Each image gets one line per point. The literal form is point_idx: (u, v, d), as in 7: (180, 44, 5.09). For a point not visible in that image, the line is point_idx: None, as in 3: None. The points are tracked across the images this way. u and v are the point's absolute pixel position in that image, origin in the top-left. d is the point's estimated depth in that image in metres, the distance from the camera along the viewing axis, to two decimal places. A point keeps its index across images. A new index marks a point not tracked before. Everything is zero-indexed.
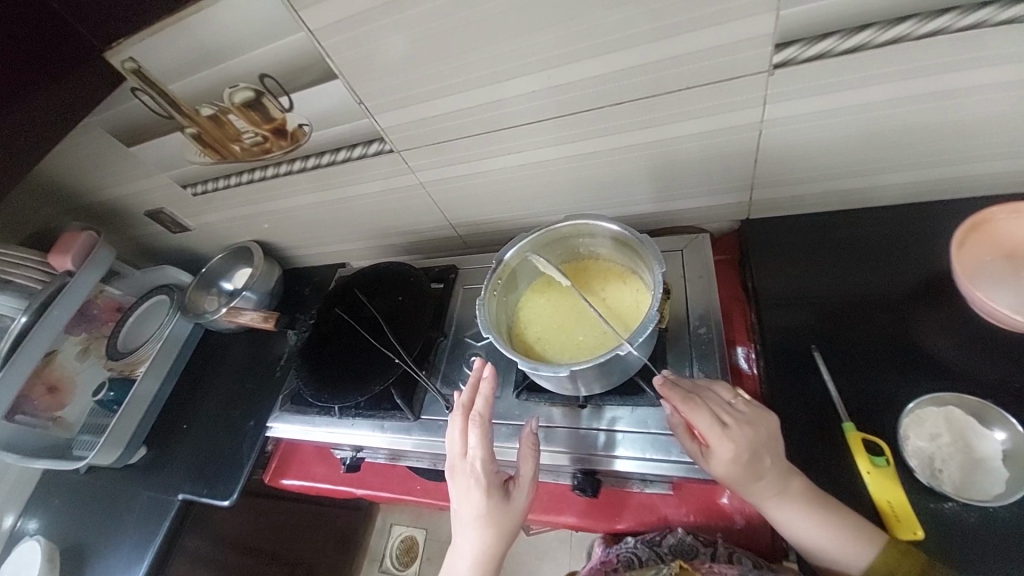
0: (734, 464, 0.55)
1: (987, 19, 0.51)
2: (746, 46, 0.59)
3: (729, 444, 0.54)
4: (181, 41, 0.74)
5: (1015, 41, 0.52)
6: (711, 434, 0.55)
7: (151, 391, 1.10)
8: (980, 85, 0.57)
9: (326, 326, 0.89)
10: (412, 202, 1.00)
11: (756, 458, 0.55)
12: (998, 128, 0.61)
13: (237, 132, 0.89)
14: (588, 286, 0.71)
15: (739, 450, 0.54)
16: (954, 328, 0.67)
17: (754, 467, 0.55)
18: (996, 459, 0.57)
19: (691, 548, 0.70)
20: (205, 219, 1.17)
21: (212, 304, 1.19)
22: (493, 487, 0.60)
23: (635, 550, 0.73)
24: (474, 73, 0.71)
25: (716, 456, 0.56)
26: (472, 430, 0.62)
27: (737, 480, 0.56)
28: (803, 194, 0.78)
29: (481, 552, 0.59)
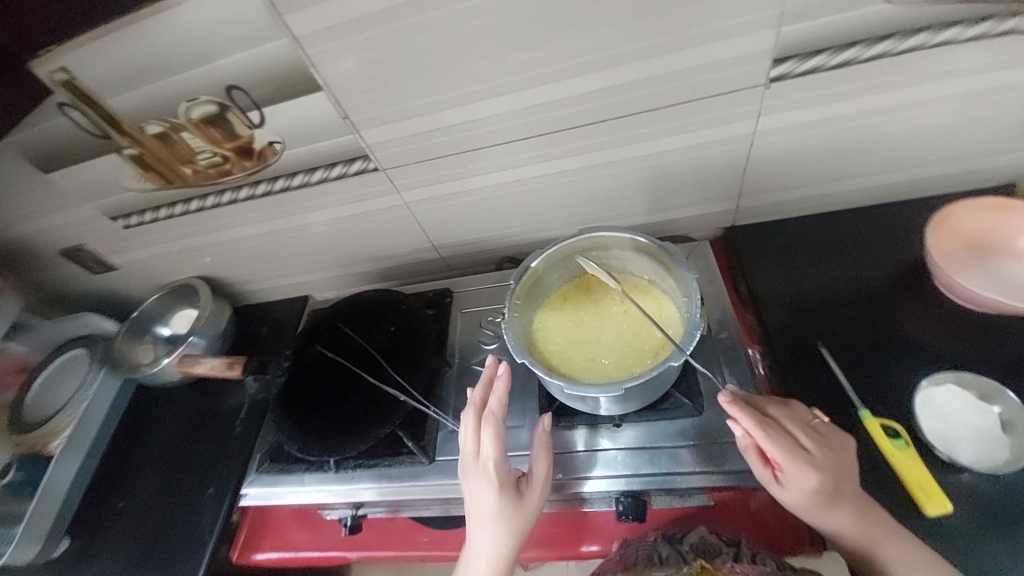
0: (812, 494, 0.52)
1: (932, 40, 0.61)
2: (741, 62, 0.64)
3: (810, 471, 0.52)
4: (136, 47, 0.66)
5: (941, 63, 0.63)
6: (790, 462, 0.52)
7: (69, 475, 0.91)
8: (918, 99, 0.67)
9: (308, 367, 0.80)
10: (391, 226, 0.91)
11: (835, 485, 0.52)
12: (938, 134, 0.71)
13: (190, 152, 0.78)
14: (605, 301, 0.69)
15: (820, 479, 0.52)
16: (937, 313, 0.72)
17: (834, 495, 0.52)
18: (998, 432, 0.60)
19: (714, 548, 0.63)
20: (138, 255, 1.01)
21: (147, 354, 1.02)
22: (507, 487, 0.58)
23: (655, 547, 0.65)
24: (475, 86, 0.68)
25: (794, 486, 0.53)
26: (486, 429, 0.59)
27: (813, 509, 0.53)
28: (782, 200, 0.84)
29: (495, 553, 0.57)
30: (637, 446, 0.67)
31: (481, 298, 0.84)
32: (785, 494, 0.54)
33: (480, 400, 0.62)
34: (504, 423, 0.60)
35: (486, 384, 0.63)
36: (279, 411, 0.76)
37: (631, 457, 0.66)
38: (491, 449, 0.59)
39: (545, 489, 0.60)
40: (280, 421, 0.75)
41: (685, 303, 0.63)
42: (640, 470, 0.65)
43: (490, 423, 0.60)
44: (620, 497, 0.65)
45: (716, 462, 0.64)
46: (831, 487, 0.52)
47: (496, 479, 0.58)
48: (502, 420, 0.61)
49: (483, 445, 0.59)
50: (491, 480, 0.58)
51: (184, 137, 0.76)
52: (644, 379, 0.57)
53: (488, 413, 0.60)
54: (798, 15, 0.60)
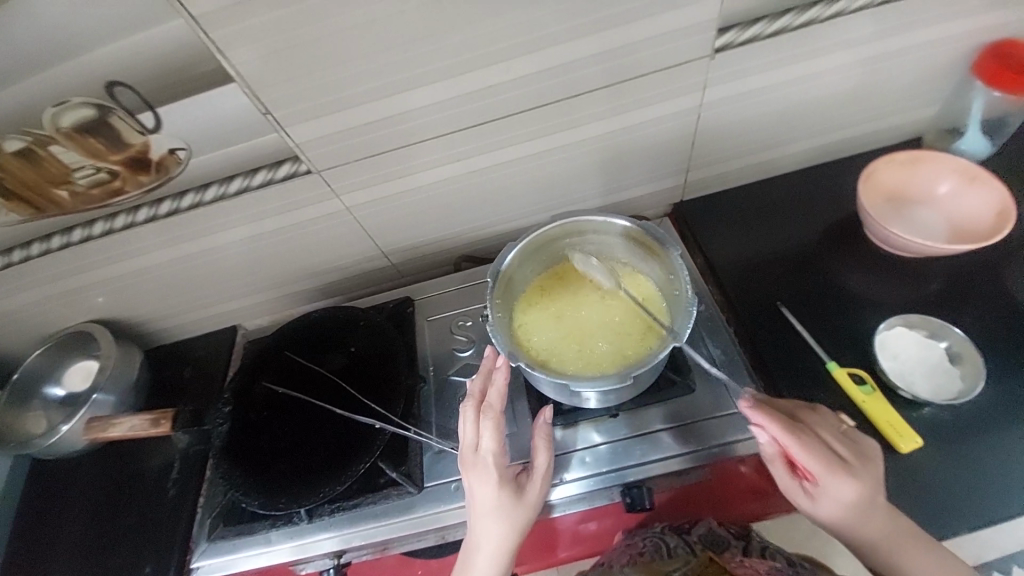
0: (848, 506, 0.52)
1: (847, 7, 0.66)
2: (690, 32, 0.63)
3: (847, 485, 0.52)
4: None
5: (853, 29, 0.68)
6: (828, 476, 0.52)
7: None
8: (832, 66, 0.72)
9: (258, 408, 0.69)
10: (332, 235, 0.81)
11: (872, 498, 0.52)
12: (851, 97, 0.78)
13: (64, 171, 0.63)
14: (583, 290, 0.67)
15: (855, 490, 0.52)
16: (873, 264, 0.78)
17: (868, 506, 0.53)
18: (945, 364, 0.67)
19: (721, 539, 0.66)
20: (5, 303, 0.81)
21: (38, 421, 0.85)
22: (508, 481, 0.54)
23: (663, 536, 0.66)
24: (421, 69, 0.61)
25: (828, 500, 0.53)
26: (485, 421, 0.55)
27: (846, 521, 0.53)
28: (726, 171, 0.87)
29: (495, 549, 0.53)
30: (635, 435, 0.65)
31: (446, 302, 0.80)
32: (818, 506, 0.54)
33: (479, 392, 0.57)
34: (503, 416, 0.55)
35: (484, 375, 0.58)
36: (227, 464, 0.64)
37: (632, 447, 0.65)
38: (490, 442, 0.54)
39: (546, 482, 0.56)
40: (231, 478, 0.63)
41: (669, 281, 0.64)
42: (648, 458, 0.64)
43: (489, 415, 0.55)
44: (627, 487, 0.63)
45: (714, 437, 0.64)
46: (865, 498, 0.52)
47: (496, 473, 0.53)
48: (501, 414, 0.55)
49: (481, 438, 0.54)
50: (490, 474, 0.53)
51: (54, 150, 0.61)
52: (650, 366, 0.55)
53: (487, 406, 0.55)
54: None
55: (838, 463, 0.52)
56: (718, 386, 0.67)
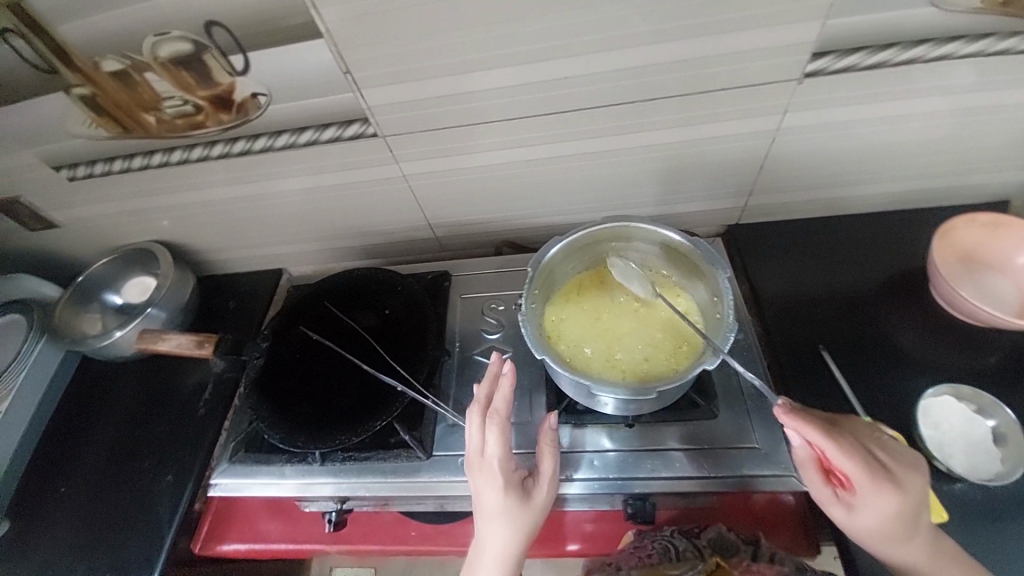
0: (891, 516, 0.50)
1: (957, 50, 0.61)
2: (782, 53, 0.61)
3: (891, 499, 0.49)
4: None
5: (961, 75, 0.64)
6: (869, 487, 0.50)
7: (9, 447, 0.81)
8: (927, 111, 0.68)
9: (291, 350, 0.73)
10: (385, 199, 0.83)
11: (914, 509, 0.50)
12: (941, 146, 0.73)
13: (155, 98, 0.67)
14: (624, 296, 0.67)
15: (900, 507, 0.50)
16: (930, 324, 0.74)
17: (910, 524, 0.50)
18: (988, 442, 0.63)
19: (732, 544, 0.63)
20: (84, 212, 0.88)
21: (93, 324, 0.92)
22: (514, 486, 0.55)
23: (671, 539, 0.64)
24: (500, 51, 0.61)
25: (868, 510, 0.51)
26: (490, 428, 0.56)
27: (884, 536, 0.51)
28: (789, 202, 0.84)
29: (501, 551, 0.54)
30: (646, 448, 0.65)
31: (482, 283, 0.81)
32: (853, 517, 0.52)
33: (485, 398, 0.59)
34: (509, 422, 0.57)
35: (491, 380, 0.60)
36: (256, 396, 0.68)
37: (644, 460, 0.65)
38: (495, 448, 0.56)
39: (552, 488, 0.58)
40: (259, 410, 0.67)
41: (710, 302, 0.63)
42: (657, 474, 0.63)
43: (495, 421, 0.57)
44: (631, 498, 0.64)
45: (728, 467, 0.63)
46: (909, 516, 0.50)
47: (502, 478, 0.55)
48: (507, 419, 0.57)
49: (487, 444, 0.56)
50: (495, 479, 0.55)
51: (148, 79, 0.65)
52: (679, 382, 0.55)
53: (492, 411, 0.57)
54: (849, 8, 0.57)
55: (878, 468, 0.50)
56: (739, 416, 0.66)
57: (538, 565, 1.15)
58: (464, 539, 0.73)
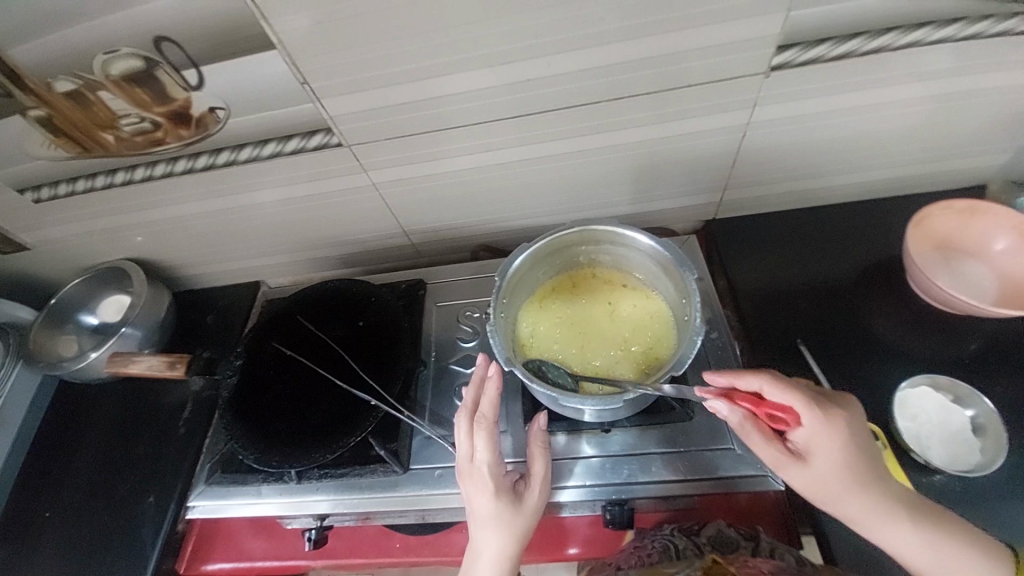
0: (844, 456, 0.51)
1: (923, 38, 0.60)
2: (747, 47, 0.60)
3: (836, 429, 0.51)
4: None
5: (929, 63, 0.63)
6: (814, 421, 0.51)
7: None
8: (897, 100, 0.67)
9: (264, 367, 0.72)
10: (357, 208, 0.82)
11: (862, 446, 0.52)
12: (914, 134, 0.72)
13: (111, 117, 0.65)
14: (597, 296, 0.67)
15: (846, 436, 0.51)
16: (908, 314, 0.74)
17: (861, 459, 0.51)
18: (966, 431, 0.63)
19: (731, 540, 0.64)
20: (53, 233, 0.87)
21: (69, 345, 0.91)
22: (504, 490, 0.55)
23: (672, 538, 0.66)
24: (459, 56, 0.60)
25: (822, 447, 0.51)
26: (479, 434, 0.55)
27: (845, 479, 0.51)
28: (765, 195, 0.83)
29: (495, 556, 0.54)
30: (623, 452, 0.65)
31: (458, 290, 0.80)
32: (813, 468, 0.52)
33: (471, 402, 0.57)
34: (497, 426, 0.56)
35: (476, 384, 0.59)
36: (230, 416, 0.67)
37: (621, 465, 0.64)
38: (484, 454, 0.55)
39: (544, 489, 0.58)
40: (232, 431, 0.66)
41: (681, 303, 0.62)
42: (635, 479, 0.63)
43: (483, 427, 0.55)
44: (609, 504, 0.63)
45: (705, 469, 0.62)
46: (858, 449, 0.51)
47: (492, 483, 0.55)
48: (494, 424, 0.56)
49: (475, 450, 0.55)
50: (485, 485, 0.55)
51: (103, 97, 0.63)
52: (649, 390, 0.54)
53: (479, 416, 0.56)
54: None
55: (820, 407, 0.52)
56: (717, 416, 0.66)
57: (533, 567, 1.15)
58: (448, 548, 0.73)
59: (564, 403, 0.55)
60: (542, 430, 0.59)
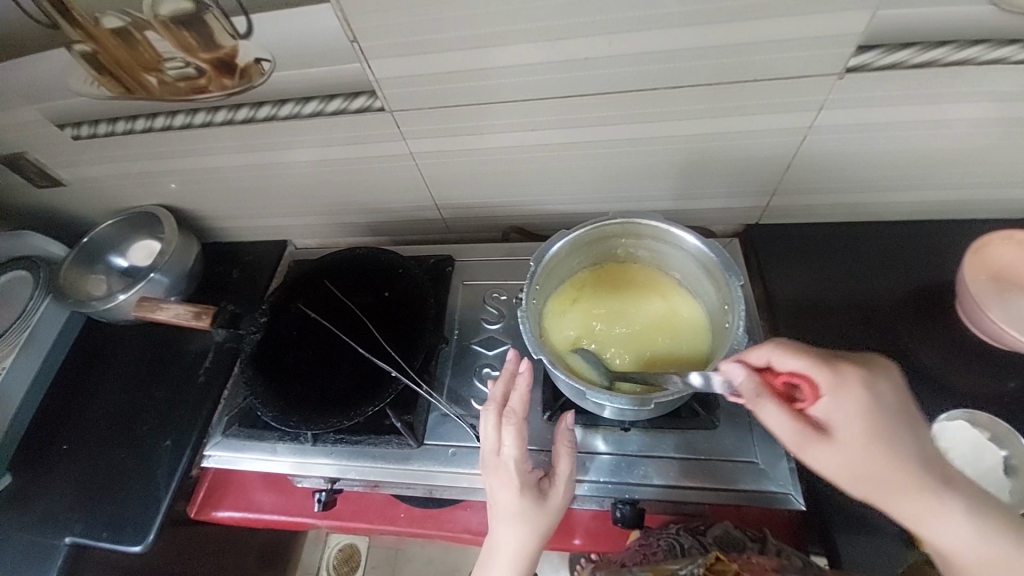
0: (868, 418, 0.44)
1: (1011, 55, 0.56)
2: (824, 45, 0.56)
3: (853, 389, 0.45)
4: None
5: (1019, 81, 0.58)
6: (833, 381, 0.46)
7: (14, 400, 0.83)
8: (976, 118, 0.63)
9: (289, 326, 0.72)
10: (392, 176, 0.81)
11: (886, 413, 0.45)
12: (986, 156, 0.68)
13: (156, 59, 0.64)
14: (650, 325, 0.63)
15: (862, 398, 0.45)
16: (953, 344, 0.70)
17: (889, 427, 0.44)
18: (1001, 471, 0.60)
19: (738, 541, 0.65)
20: (90, 172, 0.87)
21: (98, 285, 0.92)
22: (529, 487, 0.55)
23: (678, 536, 0.67)
24: (516, 26, 0.57)
25: (847, 413, 0.45)
26: (507, 428, 0.55)
27: (876, 452, 0.43)
28: (814, 204, 0.79)
29: (515, 552, 0.54)
30: (637, 453, 0.64)
31: (487, 271, 0.79)
32: (837, 441, 0.44)
33: (500, 396, 0.58)
34: (526, 421, 0.56)
35: (507, 377, 0.59)
36: (252, 372, 0.68)
37: (636, 466, 0.64)
38: (511, 448, 0.55)
39: (568, 487, 0.57)
40: (254, 386, 0.66)
41: (721, 309, 0.60)
42: (648, 480, 0.62)
43: (512, 421, 0.56)
44: (619, 502, 0.63)
45: (724, 480, 0.61)
46: (885, 414, 0.45)
47: (517, 480, 0.54)
48: (523, 419, 0.56)
49: (503, 444, 0.55)
50: (510, 480, 0.55)
51: (149, 39, 0.62)
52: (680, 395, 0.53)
53: (509, 411, 0.56)
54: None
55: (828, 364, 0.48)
56: (739, 427, 0.64)
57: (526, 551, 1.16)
58: (452, 523, 0.74)
59: (591, 399, 0.54)
60: (569, 428, 0.58)
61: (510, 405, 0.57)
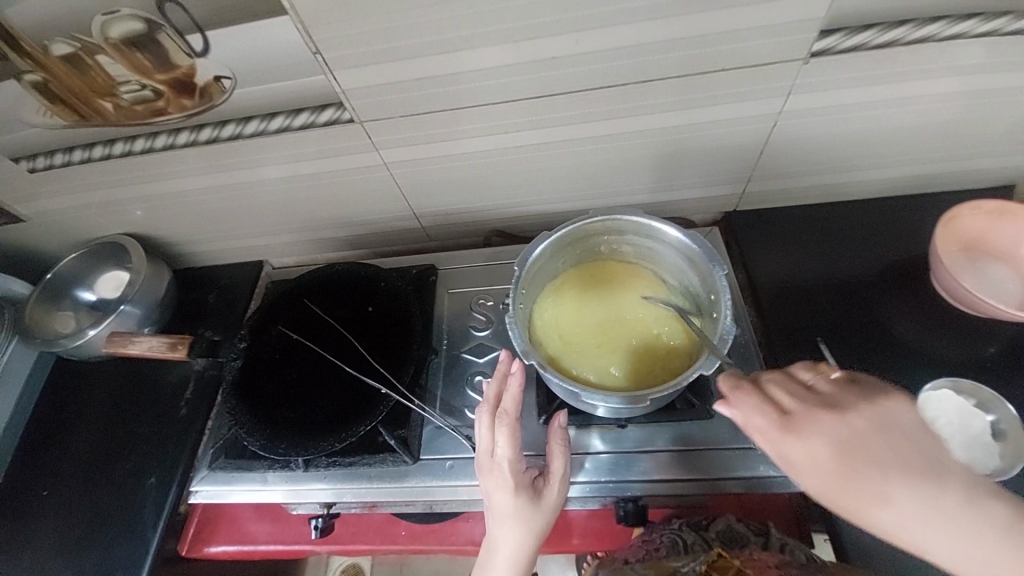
0: (828, 467, 0.42)
1: (970, 30, 0.57)
2: (789, 31, 0.56)
3: (802, 440, 0.43)
4: None
5: (975, 56, 0.60)
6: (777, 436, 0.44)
7: None
8: (938, 94, 0.64)
9: (270, 350, 0.70)
10: (368, 188, 0.79)
11: (855, 454, 0.41)
12: (948, 131, 0.70)
13: (110, 83, 0.61)
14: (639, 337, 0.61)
15: (816, 447, 0.42)
16: (932, 315, 0.72)
17: (854, 468, 0.41)
18: (987, 435, 0.61)
19: (741, 536, 0.65)
20: (49, 205, 0.83)
21: (66, 322, 0.88)
22: (523, 487, 0.54)
23: (680, 533, 0.66)
24: (483, 28, 0.56)
25: (817, 454, 0.42)
26: (499, 429, 0.55)
27: (848, 499, 0.41)
28: (789, 188, 0.81)
29: (512, 552, 0.54)
30: (637, 449, 0.64)
31: (470, 276, 0.78)
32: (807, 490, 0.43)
33: (493, 397, 0.57)
34: (519, 421, 0.56)
35: (499, 379, 0.58)
36: (235, 401, 0.65)
37: (635, 462, 0.63)
38: (504, 449, 0.54)
39: (563, 487, 0.56)
40: (238, 416, 0.64)
41: (707, 298, 0.61)
42: (649, 476, 0.62)
43: (504, 422, 0.55)
44: (621, 501, 0.63)
45: (724, 469, 0.61)
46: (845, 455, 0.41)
47: (511, 480, 0.54)
48: (516, 419, 0.56)
49: (496, 445, 0.55)
50: (504, 480, 0.54)
51: (101, 63, 0.59)
52: (678, 388, 0.52)
53: (501, 412, 0.56)
54: None
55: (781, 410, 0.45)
56: None
57: None
58: (454, 537, 0.72)
59: (587, 398, 0.53)
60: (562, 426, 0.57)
61: (502, 406, 0.56)
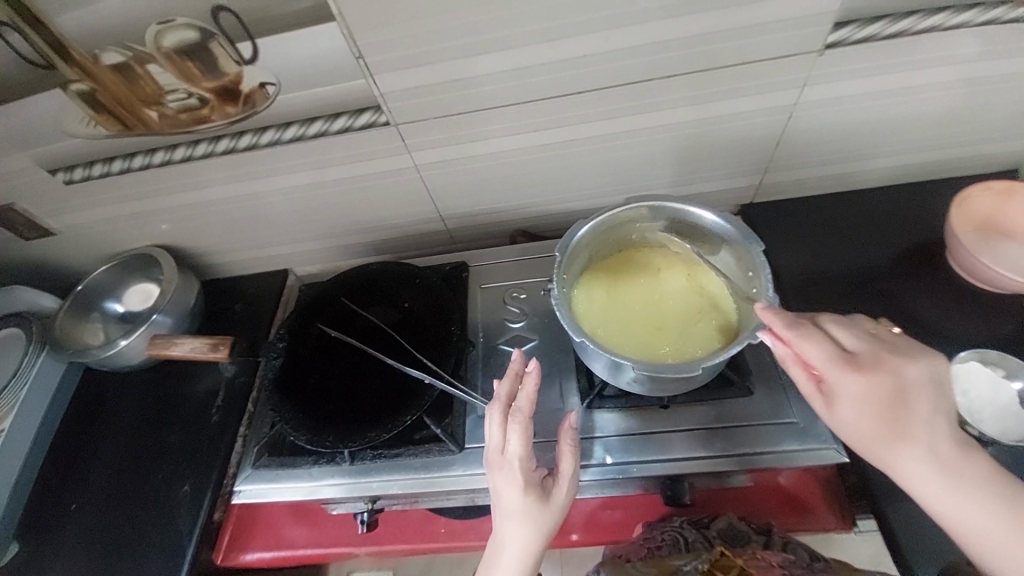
0: (874, 398, 0.48)
1: (971, 19, 0.61)
2: (806, 23, 0.60)
3: (867, 379, 0.49)
4: None
5: (977, 44, 0.64)
6: (839, 371, 0.50)
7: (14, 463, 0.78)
8: (944, 81, 0.68)
9: (310, 349, 0.71)
10: (397, 191, 0.82)
11: (896, 399, 0.48)
12: (954, 117, 0.73)
13: (158, 92, 0.64)
14: (671, 322, 0.62)
15: (872, 386, 0.49)
16: (952, 294, 0.74)
17: (909, 411, 0.48)
18: (1015, 403, 0.64)
19: (742, 534, 0.66)
20: (82, 217, 0.85)
21: (94, 333, 0.88)
22: (533, 486, 0.54)
23: (681, 530, 0.67)
24: (518, 30, 0.59)
25: (847, 398, 0.49)
26: (511, 426, 0.55)
27: (883, 424, 0.48)
28: (802, 178, 0.84)
29: (519, 551, 0.53)
30: (680, 430, 0.64)
31: (499, 273, 0.80)
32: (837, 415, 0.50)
33: (506, 395, 0.57)
34: (532, 419, 0.55)
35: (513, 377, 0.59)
36: (277, 398, 0.66)
37: (678, 441, 0.64)
38: (516, 446, 0.54)
39: (572, 486, 0.56)
40: (282, 412, 0.65)
41: (744, 277, 0.63)
42: (693, 454, 0.63)
43: (517, 419, 0.55)
44: (670, 483, 0.64)
45: (767, 443, 0.62)
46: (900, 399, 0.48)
47: (520, 478, 0.53)
48: (529, 417, 0.56)
49: (507, 442, 0.54)
50: (513, 478, 0.54)
51: (151, 72, 0.62)
52: (724, 358, 0.54)
53: (515, 409, 0.56)
54: None
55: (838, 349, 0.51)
56: (775, 392, 0.65)
57: (554, 559, 1.12)
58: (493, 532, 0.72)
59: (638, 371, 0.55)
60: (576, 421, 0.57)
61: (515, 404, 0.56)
